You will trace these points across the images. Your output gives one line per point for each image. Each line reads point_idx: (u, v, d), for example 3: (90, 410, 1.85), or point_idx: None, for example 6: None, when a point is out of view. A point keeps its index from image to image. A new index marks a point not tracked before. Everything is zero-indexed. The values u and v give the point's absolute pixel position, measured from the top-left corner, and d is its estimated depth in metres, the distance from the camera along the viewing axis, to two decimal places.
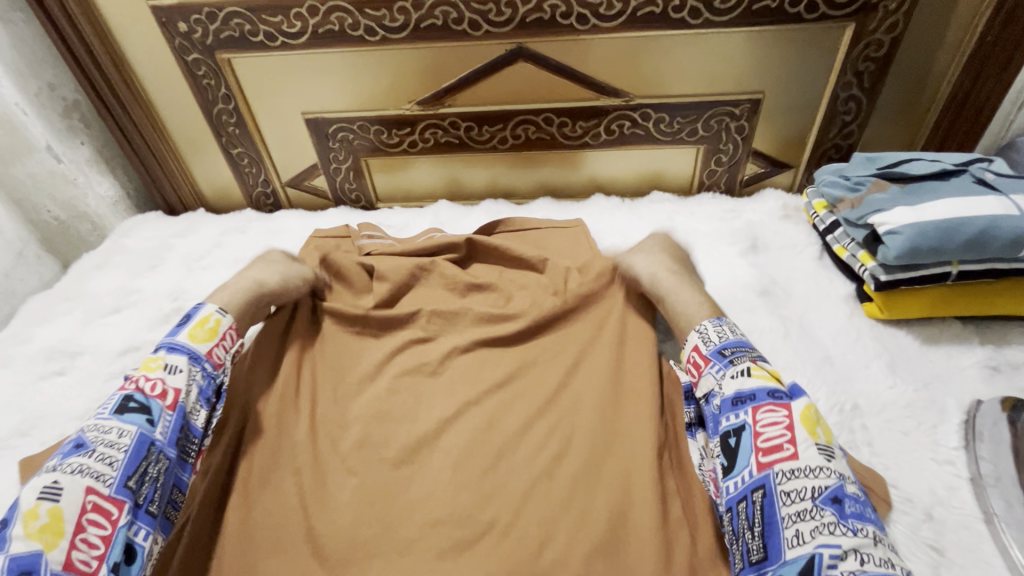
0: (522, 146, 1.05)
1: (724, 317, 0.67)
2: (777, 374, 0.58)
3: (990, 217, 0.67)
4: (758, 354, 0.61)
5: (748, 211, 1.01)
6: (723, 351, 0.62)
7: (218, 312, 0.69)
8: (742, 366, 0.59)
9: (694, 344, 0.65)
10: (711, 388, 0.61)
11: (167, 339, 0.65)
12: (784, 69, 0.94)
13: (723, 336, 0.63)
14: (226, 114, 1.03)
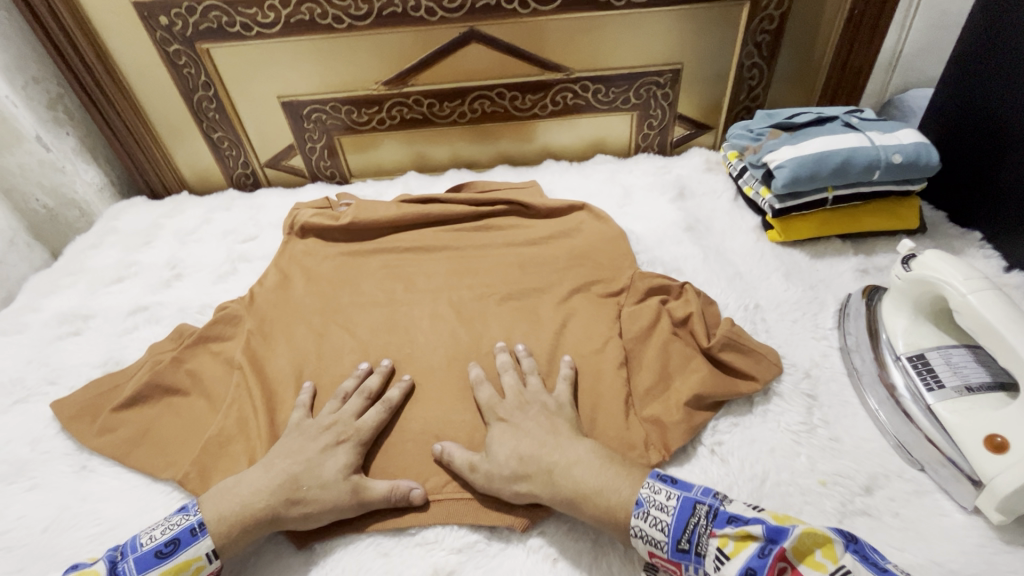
0: (480, 120, 1.18)
1: (642, 491, 0.57)
2: (742, 529, 0.50)
3: (850, 148, 0.85)
4: (705, 510, 0.54)
5: (677, 166, 1.18)
6: (680, 545, 0.53)
7: (204, 556, 0.58)
8: (712, 550, 0.51)
9: (647, 550, 0.55)
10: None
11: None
12: (698, 42, 1.10)
13: (666, 527, 0.54)
14: (207, 101, 1.13)
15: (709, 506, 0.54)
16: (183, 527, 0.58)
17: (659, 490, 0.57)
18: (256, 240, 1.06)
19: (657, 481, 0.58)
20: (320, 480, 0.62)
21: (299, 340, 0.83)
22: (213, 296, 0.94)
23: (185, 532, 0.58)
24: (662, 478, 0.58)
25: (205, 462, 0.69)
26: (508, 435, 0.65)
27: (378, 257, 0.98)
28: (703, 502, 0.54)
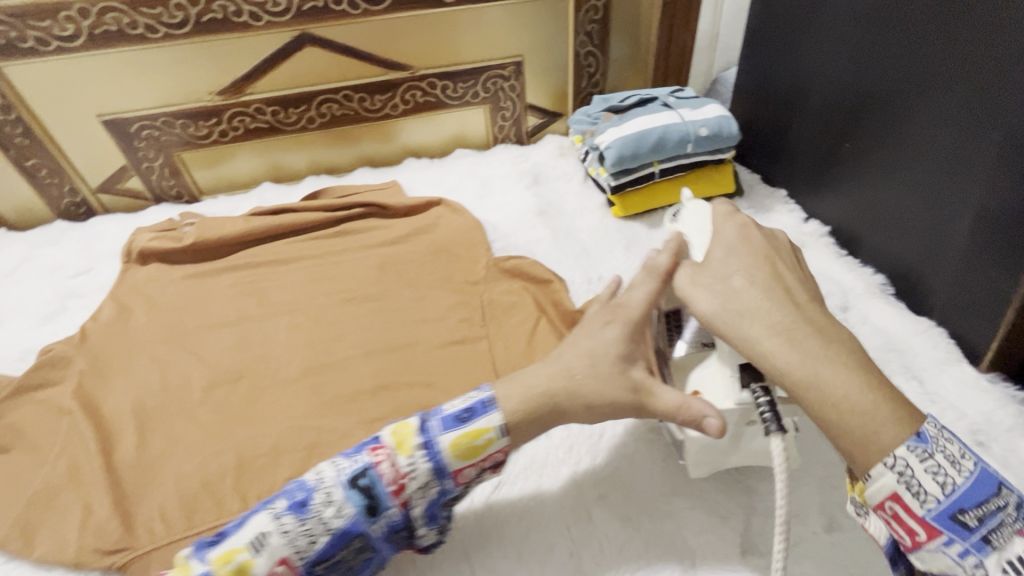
0: (331, 124, 1.16)
1: (928, 426, 0.43)
2: None
3: (665, 124, 0.94)
4: (1009, 499, 0.42)
5: (534, 154, 1.23)
6: (963, 516, 0.41)
7: (495, 429, 0.55)
8: (1010, 553, 0.40)
9: (890, 490, 0.43)
10: (951, 572, 0.42)
11: (436, 432, 0.54)
12: (533, 34, 1.15)
13: (949, 486, 0.42)
14: (10, 126, 1.02)
15: (1016, 497, 0.42)
16: (477, 398, 0.57)
17: (947, 437, 0.44)
18: (90, 272, 0.98)
19: (950, 433, 0.44)
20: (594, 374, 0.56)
21: (141, 373, 0.79)
22: (38, 339, 0.85)
23: (479, 404, 0.56)
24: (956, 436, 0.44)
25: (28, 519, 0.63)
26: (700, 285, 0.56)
27: (230, 275, 0.94)
28: (1008, 488, 0.42)
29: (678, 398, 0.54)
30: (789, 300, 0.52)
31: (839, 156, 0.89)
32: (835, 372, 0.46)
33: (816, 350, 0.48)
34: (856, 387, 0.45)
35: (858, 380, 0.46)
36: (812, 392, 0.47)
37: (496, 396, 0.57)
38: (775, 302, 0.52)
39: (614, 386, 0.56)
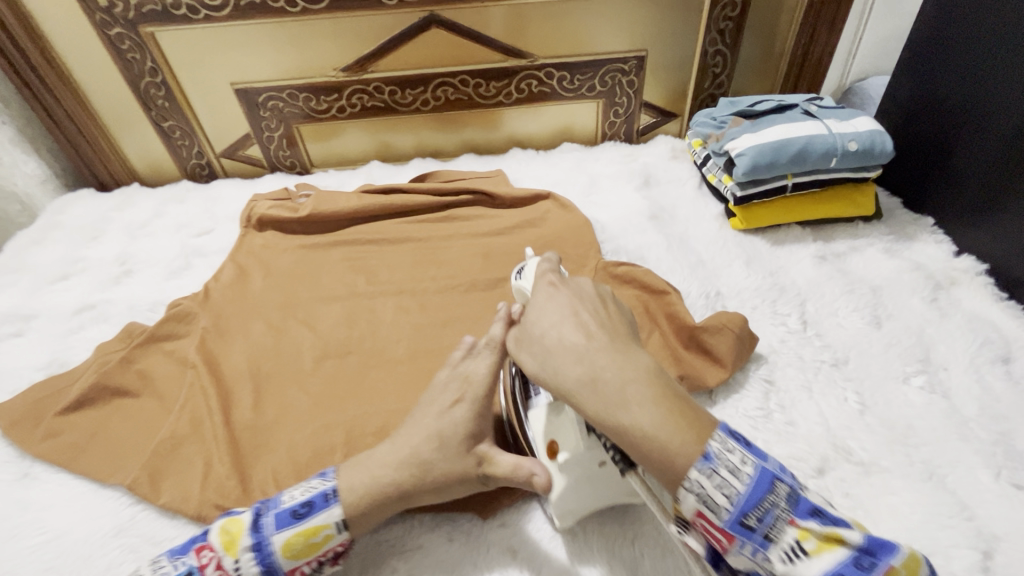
0: (443, 107, 1.16)
1: (712, 443, 0.43)
2: (833, 530, 0.40)
3: (808, 136, 0.87)
4: (784, 489, 0.42)
5: (644, 154, 1.17)
6: (745, 519, 0.41)
7: (334, 525, 0.51)
8: (788, 540, 0.41)
9: (694, 508, 0.43)
10: (751, 567, 0.42)
11: (266, 533, 0.50)
12: (662, 29, 1.10)
13: (732, 495, 0.41)
14: (154, 88, 1.08)
15: (789, 486, 0.42)
16: (317, 491, 0.53)
17: (732, 448, 0.43)
18: (211, 233, 1.02)
19: (729, 437, 0.43)
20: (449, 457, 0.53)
21: (256, 337, 0.81)
22: (165, 292, 0.90)
23: (319, 499, 0.53)
24: (734, 432, 0.44)
25: (153, 466, 0.65)
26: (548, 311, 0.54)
27: (339, 250, 0.95)
28: (784, 481, 0.42)
29: (514, 459, 0.53)
30: (629, 338, 0.51)
31: (1016, 182, 0.78)
32: (643, 411, 0.44)
33: (637, 371, 0.46)
34: (660, 420, 0.43)
35: (662, 413, 0.44)
36: (651, 448, 0.43)
37: (339, 488, 0.53)
38: (586, 343, 0.49)
39: (460, 463, 0.53)
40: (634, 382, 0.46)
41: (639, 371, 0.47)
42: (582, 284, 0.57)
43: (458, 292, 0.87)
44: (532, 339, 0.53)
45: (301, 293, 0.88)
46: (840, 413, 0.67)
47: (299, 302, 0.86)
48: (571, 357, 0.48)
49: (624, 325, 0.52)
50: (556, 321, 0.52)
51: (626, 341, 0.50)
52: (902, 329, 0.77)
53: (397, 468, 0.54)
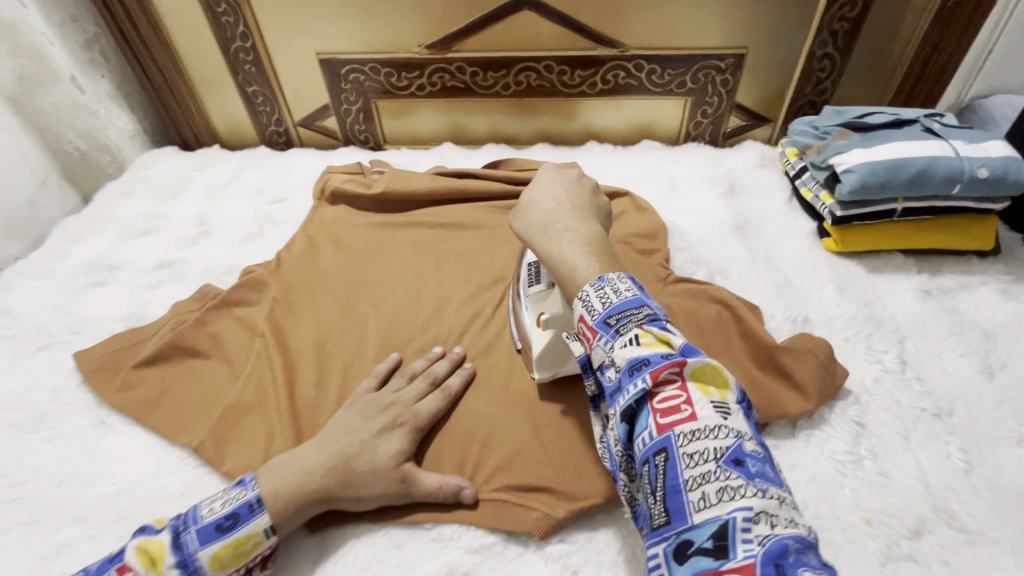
0: (523, 93, 1.12)
1: (608, 275, 0.49)
2: (666, 334, 0.44)
3: (930, 158, 0.79)
4: (647, 311, 0.46)
5: (729, 159, 1.10)
6: (608, 318, 0.46)
7: (261, 532, 0.53)
8: (628, 335, 0.45)
9: (579, 314, 0.49)
10: (602, 361, 0.46)
11: (194, 546, 0.51)
12: (767, 26, 1.02)
13: (606, 302, 0.47)
14: (243, 52, 1.10)
15: (651, 311, 0.46)
16: (240, 500, 0.54)
17: (623, 280, 0.49)
18: (285, 202, 1.03)
19: (625, 280, 0.49)
20: (372, 463, 0.57)
21: (321, 312, 0.81)
22: (239, 257, 0.91)
23: (242, 507, 0.54)
24: (634, 278, 0.49)
25: (219, 431, 0.66)
26: (550, 181, 0.60)
27: (408, 232, 0.94)
28: (649, 305, 0.46)
29: (439, 476, 0.59)
30: (593, 211, 0.58)
31: None
32: (569, 248, 0.53)
33: (580, 230, 0.54)
34: (576, 255, 0.52)
35: (582, 250, 0.53)
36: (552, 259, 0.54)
37: (264, 496, 0.55)
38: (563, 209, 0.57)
39: (386, 478, 0.57)
40: (575, 224, 0.55)
41: (578, 221, 0.55)
42: (569, 172, 0.62)
43: None
44: (522, 208, 0.59)
45: (369, 273, 0.87)
46: (941, 470, 0.61)
47: (367, 283, 0.85)
48: (540, 207, 0.58)
49: (595, 206, 0.59)
50: (548, 190, 0.60)
51: (591, 213, 0.57)
52: (1017, 383, 0.69)
53: (325, 473, 0.56)
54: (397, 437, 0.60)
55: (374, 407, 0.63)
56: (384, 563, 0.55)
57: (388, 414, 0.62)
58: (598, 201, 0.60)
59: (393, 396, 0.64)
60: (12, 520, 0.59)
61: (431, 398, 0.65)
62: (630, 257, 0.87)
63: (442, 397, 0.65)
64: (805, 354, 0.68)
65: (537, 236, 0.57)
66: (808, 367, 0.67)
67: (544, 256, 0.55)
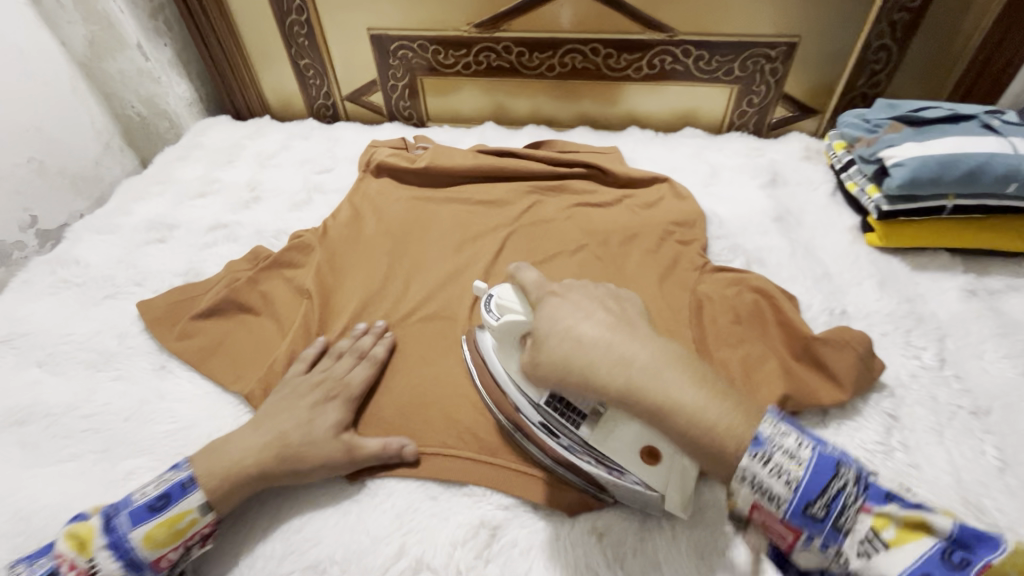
0: (567, 75, 1.13)
1: (763, 428, 0.40)
2: (913, 513, 0.36)
3: (986, 154, 0.77)
4: (849, 474, 0.38)
5: (772, 150, 1.09)
6: (810, 508, 0.39)
7: (195, 509, 0.55)
8: (863, 529, 0.37)
9: (749, 499, 0.41)
10: (827, 563, 0.39)
11: (125, 529, 0.53)
12: (822, 15, 1.00)
13: (793, 483, 0.39)
14: (298, 26, 1.13)
15: (857, 471, 0.38)
16: (175, 481, 0.56)
17: (786, 432, 0.40)
18: (332, 172, 1.07)
19: (780, 422, 0.41)
20: (311, 434, 0.60)
21: (365, 277, 0.84)
22: (289, 223, 0.95)
23: (178, 488, 0.56)
24: (787, 417, 0.41)
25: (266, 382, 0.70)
26: (557, 307, 0.51)
27: (448, 206, 0.97)
28: (851, 466, 0.38)
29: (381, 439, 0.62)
30: (642, 327, 0.50)
31: None
32: (677, 380, 0.43)
33: (666, 357, 0.45)
34: (693, 392, 0.43)
35: (703, 391, 0.43)
36: (648, 401, 0.43)
37: (200, 476, 0.57)
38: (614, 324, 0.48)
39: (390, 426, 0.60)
40: (647, 351, 0.46)
41: (665, 360, 0.45)
42: (580, 288, 0.54)
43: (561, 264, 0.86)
44: (555, 334, 0.48)
45: (410, 243, 0.90)
46: (974, 467, 0.60)
47: (407, 254, 0.88)
48: (585, 324, 0.48)
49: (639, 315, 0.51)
50: (578, 315, 0.49)
51: (645, 328, 0.49)
52: None
53: (267, 443, 0.59)
54: (333, 409, 0.63)
55: (327, 376, 0.66)
56: (419, 512, 0.58)
57: (321, 389, 0.65)
58: (626, 303, 0.53)
59: (332, 376, 0.67)
60: (83, 448, 0.65)
61: (363, 370, 0.68)
62: (667, 242, 0.88)
63: (373, 366, 0.69)
64: (841, 344, 0.67)
65: (622, 385, 0.44)
66: (844, 358, 0.66)
67: (627, 398, 0.44)
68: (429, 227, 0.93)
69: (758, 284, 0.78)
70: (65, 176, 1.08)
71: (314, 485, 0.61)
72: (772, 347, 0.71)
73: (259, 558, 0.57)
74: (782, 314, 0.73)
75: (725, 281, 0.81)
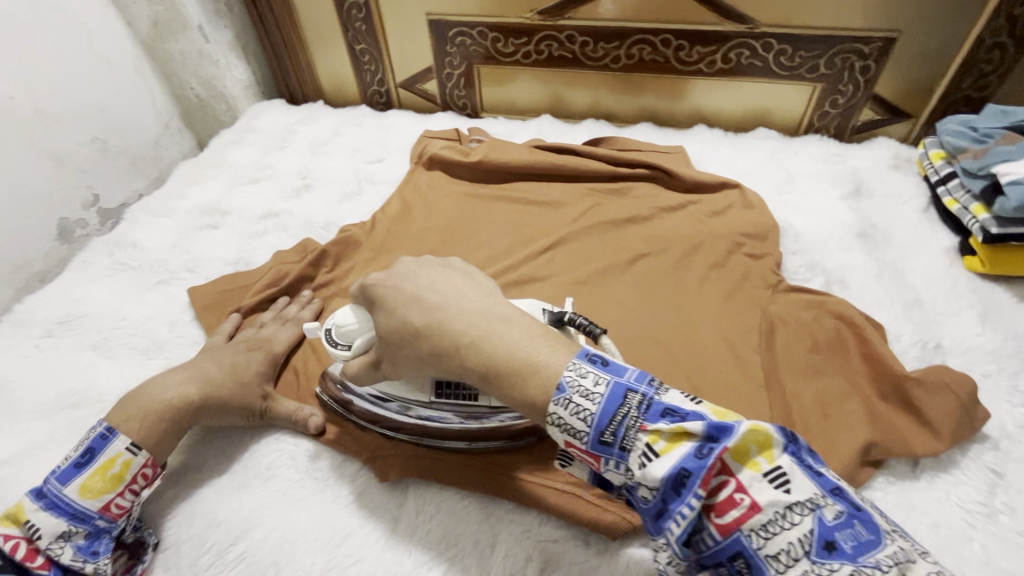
0: (633, 68, 1.06)
1: (564, 374, 0.40)
2: (678, 425, 0.37)
3: None
4: (636, 399, 0.39)
5: (855, 157, 1.00)
6: (603, 437, 0.39)
7: (125, 450, 0.55)
8: (640, 447, 0.38)
9: (563, 441, 0.41)
10: (623, 481, 0.40)
11: (56, 488, 0.52)
12: (929, 7, 0.89)
13: (589, 418, 0.39)
14: (356, 9, 1.10)
15: (642, 395, 0.39)
16: (95, 434, 0.55)
17: (585, 371, 0.41)
18: (383, 162, 1.04)
19: (583, 362, 0.41)
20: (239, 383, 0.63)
21: None
22: (338, 214, 0.94)
23: (99, 440, 0.55)
24: (592, 356, 0.42)
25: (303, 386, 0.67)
26: (405, 280, 0.50)
27: (500, 204, 0.93)
28: (636, 391, 0.39)
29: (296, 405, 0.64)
30: (492, 296, 0.47)
31: None
32: (538, 348, 0.42)
33: (513, 318, 0.45)
34: (536, 348, 0.43)
35: (543, 344, 0.43)
36: (482, 350, 0.43)
37: (118, 423, 0.56)
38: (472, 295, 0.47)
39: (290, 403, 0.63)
40: (467, 298, 0.46)
41: (485, 305, 0.46)
42: (406, 266, 0.51)
43: (620, 273, 0.81)
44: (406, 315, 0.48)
45: (461, 243, 0.87)
46: None
47: (456, 254, 0.85)
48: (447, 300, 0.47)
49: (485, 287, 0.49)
50: (436, 287, 0.48)
51: (493, 292, 0.48)
52: None
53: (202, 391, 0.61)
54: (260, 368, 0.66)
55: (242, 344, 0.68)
56: (465, 537, 0.55)
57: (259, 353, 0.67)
58: (453, 260, 0.53)
59: (259, 338, 0.70)
60: None
61: (287, 331, 0.71)
62: (736, 256, 0.81)
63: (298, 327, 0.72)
64: (938, 386, 0.61)
65: (434, 335, 0.45)
66: (942, 405, 0.59)
67: (460, 363, 0.44)
68: (480, 226, 0.89)
69: (840, 310, 0.70)
70: (125, 155, 1.10)
71: (354, 494, 0.59)
72: (854, 381, 0.64)
73: (300, 571, 0.53)
74: (867, 344, 0.66)
75: (800, 303, 0.74)
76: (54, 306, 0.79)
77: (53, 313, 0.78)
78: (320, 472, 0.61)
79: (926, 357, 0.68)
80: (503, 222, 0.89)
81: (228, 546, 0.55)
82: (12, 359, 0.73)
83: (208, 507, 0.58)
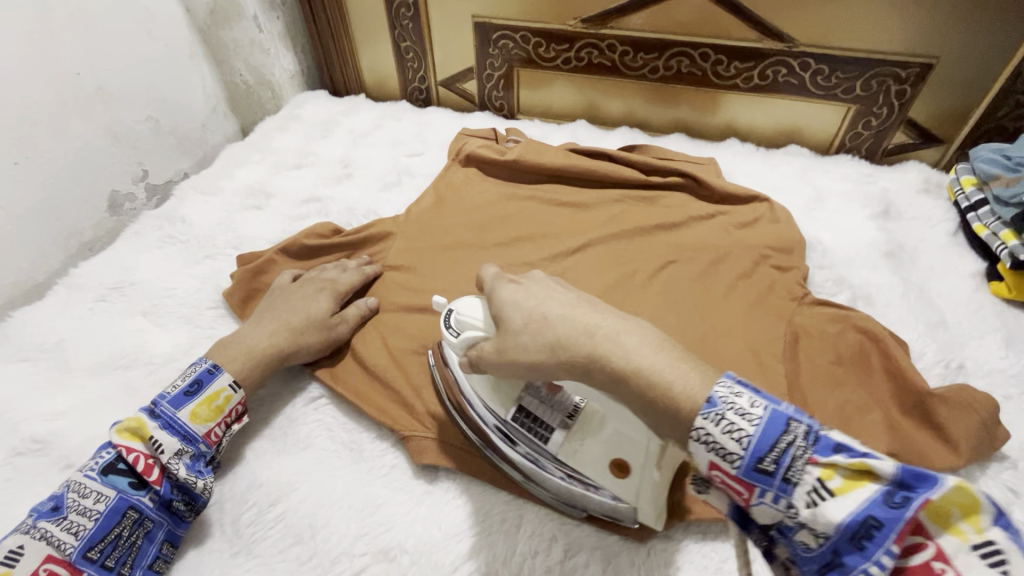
0: (670, 79, 1.08)
1: (718, 389, 0.37)
2: (858, 462, 0.34)
3: None
4: (801, 428, 0.36)
5: (886, 179, 1.01)
6: (761, 464, 0.36)
7: (229, 386, 0.61)
8: (806, 482, 0.35)
9: (707, 460, 0.38)
10: (779, 518, 0.37)
11: (170, 410, 0.58)
12: (968, 36, 0.90)
13: (746, 440, 0.36)
14: (405, 8, 1.14)
15: (807, 425, 0.36)
16: (202, 368, 0.62)
17: (738, 389, 0.37)
18: (421, 156, 1.08)
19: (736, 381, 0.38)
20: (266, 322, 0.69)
21: (448, 265, 0.84)
22: (378, 203, 0.97)
23: (206, 373, 0.61)
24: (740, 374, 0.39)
25: (337, 365, 0.70)
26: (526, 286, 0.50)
27: (534, 204, 0.95)
28: (800, 420, 0.36)
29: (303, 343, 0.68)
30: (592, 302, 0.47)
31: None
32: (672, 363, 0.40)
33: (629, 327, 0.43)
34: (663, 360, 0.40)
35: (669, 358, 0.40)
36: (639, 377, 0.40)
37: (220, 363, 0.63)
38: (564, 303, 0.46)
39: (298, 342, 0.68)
40: (582, 310, 0.45)
41: (605, 319, 0.44)
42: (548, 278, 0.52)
43: (648, 277, 0.83)
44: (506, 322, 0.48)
45: (496, 237, 0.90)
46: None
47: (489, 248, 0.88)
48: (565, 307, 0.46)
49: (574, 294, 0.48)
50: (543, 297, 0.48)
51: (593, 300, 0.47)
52: None
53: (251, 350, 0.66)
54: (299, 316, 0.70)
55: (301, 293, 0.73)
56: (492, 516, 0.57)
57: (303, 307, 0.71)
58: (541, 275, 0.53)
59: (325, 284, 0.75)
60: None
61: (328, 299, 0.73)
62: (763, 268, 0.83)
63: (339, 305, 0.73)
64: (962, 403, 0.62)
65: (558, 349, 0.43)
66: (965, 422, 0.61)
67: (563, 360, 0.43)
68: (514, 223, 0.92)
69: (865, 324, 0.72)
70: (175, 135, 1.14)
71: (388, 467, 0.61)
72: (874, 395, 0.66)
73: (334, 534, 0.56)
74: (892, 359, 0.67)
75: (825, 317, 0.75)
76: (106, 273, 0.83)
77: (107, 279, 0.82)
78: (357, 445, 0.63)
79: (950, 376, 0.70)
80: (537, 221, 0.92)
81: (269, 507, 0.58)
82: (67, 319, 0.77)
83: (251, 471, 0.61)
